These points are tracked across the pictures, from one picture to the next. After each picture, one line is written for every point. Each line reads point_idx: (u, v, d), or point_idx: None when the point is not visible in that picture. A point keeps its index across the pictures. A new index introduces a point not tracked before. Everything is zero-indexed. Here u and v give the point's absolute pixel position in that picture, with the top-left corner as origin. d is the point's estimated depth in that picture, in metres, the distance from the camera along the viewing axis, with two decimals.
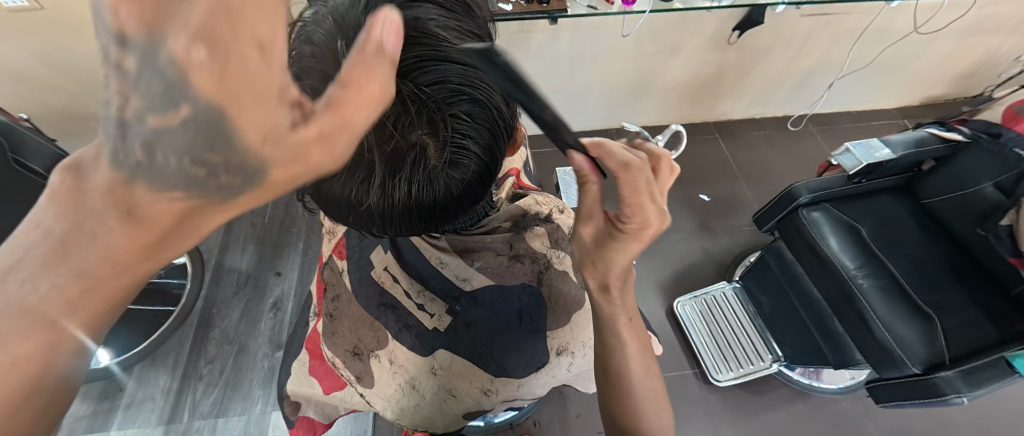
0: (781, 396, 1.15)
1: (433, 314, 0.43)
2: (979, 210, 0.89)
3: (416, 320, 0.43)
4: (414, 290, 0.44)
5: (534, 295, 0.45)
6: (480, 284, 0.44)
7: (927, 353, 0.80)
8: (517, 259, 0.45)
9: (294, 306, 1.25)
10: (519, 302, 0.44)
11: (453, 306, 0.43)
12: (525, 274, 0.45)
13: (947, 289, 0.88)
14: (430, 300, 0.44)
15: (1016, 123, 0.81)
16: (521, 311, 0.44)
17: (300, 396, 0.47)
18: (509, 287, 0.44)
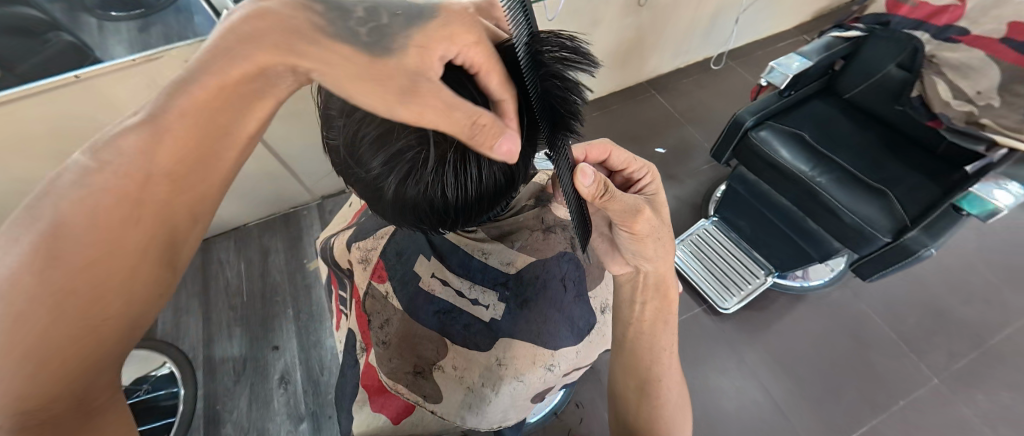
0: (782, 305, 1.24)
1: (489, 305, 0.44)
2: (892, 89, 1.01)
3: (472, 316, 0.44)
4: (466, 286, 0.45)
5: (573, 260, 0.47)
6: (523, 263, 0.46)
7: (892, 223, 0.89)
8: (550, 230, 0.47)
9: (303, 374, 1.20)
10: (560, 270, 0.46)
11: (505, 291, 0.45)
12: (561, 243, 0.47)
13: (889, 164, 0.99)
14: (482, 292, 0.45)
15: (898, 9, 0.97)
16: (564, 279, 0.46)
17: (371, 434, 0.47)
18: (549, 260, 0.46)
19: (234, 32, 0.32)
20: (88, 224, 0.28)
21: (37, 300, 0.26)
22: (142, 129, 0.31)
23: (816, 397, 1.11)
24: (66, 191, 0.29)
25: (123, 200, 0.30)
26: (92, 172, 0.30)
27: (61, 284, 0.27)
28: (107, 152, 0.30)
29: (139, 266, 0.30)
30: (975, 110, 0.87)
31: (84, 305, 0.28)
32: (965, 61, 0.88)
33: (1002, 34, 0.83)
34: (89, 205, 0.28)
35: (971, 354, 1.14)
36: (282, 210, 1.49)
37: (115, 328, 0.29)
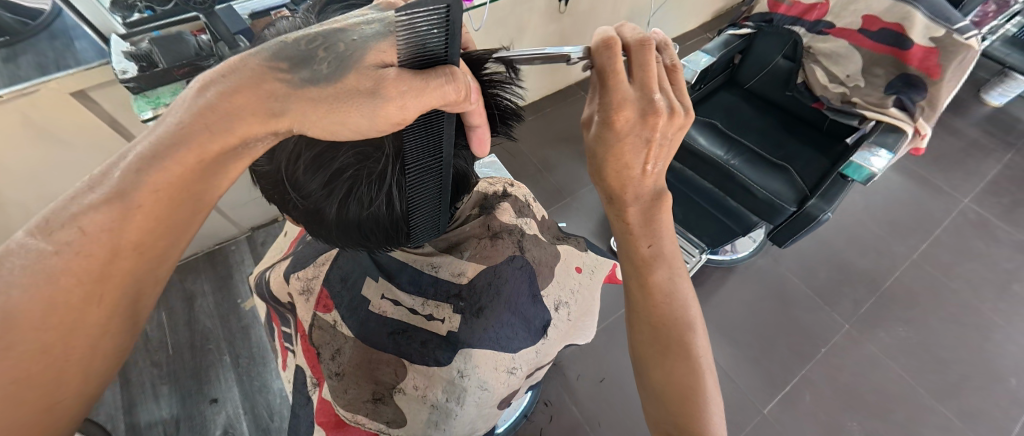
0: (716, 279, 1.37)
1: (444, 318, 0.44)
2: (782, 77, 1.15)
3: (430, 333, 0.43)
4: (419, 303, 0.44)
5: (522, 262, 0.48)
6: (474, 271, 0.46)
7: (795, 194, 1.02)
8: (497, 236, 0.48)
9: (251, 423, 1.11)
10: (512, 274, 0.47)
11: (459, 303, 0.45)
12: (508, 248, 0.48)
13: (787, 142, 1.13)
14: (437, 307, 0.44)
15: (778, 7, 1.10)
16: (516, 281, 0.47)
17: None
18: (499, 265, 0.47)
19: (212, 107, 0.31)
20: (42, 317, 0.27)
21: None
22: (108, 208, 0.29)
23: (754, 358, 1.23)
24: (15, 279, 0.27)
25: (83, 280, 0.29)
26: (47, 257, 0.28)
27: (15, 379, 0.27)
28: (61, 232, 0.29)
29: (97, 348, 0.30)
30: (847, 91, 1.02)
31: (33, 395, 0.28)
32: (834, 49, 1.03)
33: (859, 25, 0.98)
34: (39, 296, 0.27)
35: (871, 298, 1.33)
36: (206, 248, 1.36)
37: (62, 418, 0.29)
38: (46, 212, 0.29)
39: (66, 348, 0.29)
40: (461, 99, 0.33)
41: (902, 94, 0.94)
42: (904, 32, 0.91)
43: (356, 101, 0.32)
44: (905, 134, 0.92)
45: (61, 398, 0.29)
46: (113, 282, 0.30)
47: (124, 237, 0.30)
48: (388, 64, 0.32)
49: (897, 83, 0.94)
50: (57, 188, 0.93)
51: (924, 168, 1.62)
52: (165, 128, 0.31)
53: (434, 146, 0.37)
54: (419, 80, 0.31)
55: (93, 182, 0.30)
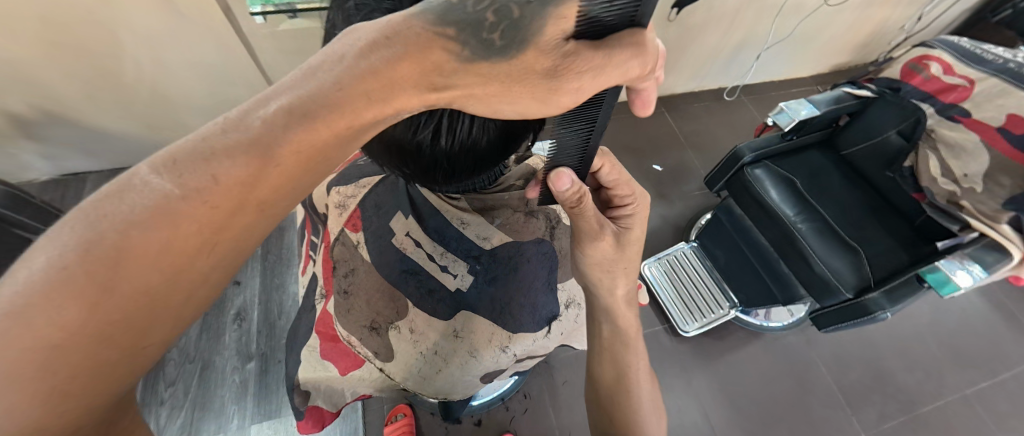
0: (738, 339, 1.30)
1: (456, 275, 0.44)
2: (888, 155, 1.04)
3: (439, 283, 0.44)
4: (437, 252, 0.45)
5: (548, 248, 0.48)
6: (500, 241, 0.46)
7: (858, 280, 0.94)
8: (532, 215, 0.48)
9: (260, 314, 1.19)
10: (536, 256, 0.47)
11: (474, 265, 0.45)
12: (539, 230, 0.48)
13: (869, 225, 1.02)
14: (453, 261, 0.45)
15: (911, 78, 0.98)
16: (537, 264, 0.47)
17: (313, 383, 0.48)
18: (525, 243, 0.47)
19: (371, 70, 0.30)
20: (155, 257, 0.26)
21: (80, 336, 0.24)
22: (248, 159, 0.27)
23: (749, 431, 1.16)
24: (134, 216, 0.25)
25: (202, 228, 0.27)
26: (172, 199, 0.26)
27: (106, 324, 0.25)
28: (191, 176, 0.26)
29: (191, 299, 0.28)
30: (958, 190, 0.89)
31: (122, 338, 0.26)
32: (960, 142, 0.90)
33: (999, 123, 0.85)
34: (156, 239, 0.25)
35: (901, 418, 1.20)
36: None
37: (139, 364, 0.28)
38: (173, 147, 0.27)
39: (165, 298, 0.27)
40: (639, 73, 0.37)
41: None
42: None
43: (546, 73, 0.33)
44: (1010, 256, 0.80)
45: (144, 347, 0.27)
46: (230, 234, 0.29)
47: (254, 194, 0.28)
48: (563, 37, 0.32)
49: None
50: (161, 43, 1.04)
51: (1021, 303, 1.41)
52: (319, 85, 0.29)
53: (576, 118, 0.42)
54: (605, 57, 0.33)
55: (229, 124, 0.28)
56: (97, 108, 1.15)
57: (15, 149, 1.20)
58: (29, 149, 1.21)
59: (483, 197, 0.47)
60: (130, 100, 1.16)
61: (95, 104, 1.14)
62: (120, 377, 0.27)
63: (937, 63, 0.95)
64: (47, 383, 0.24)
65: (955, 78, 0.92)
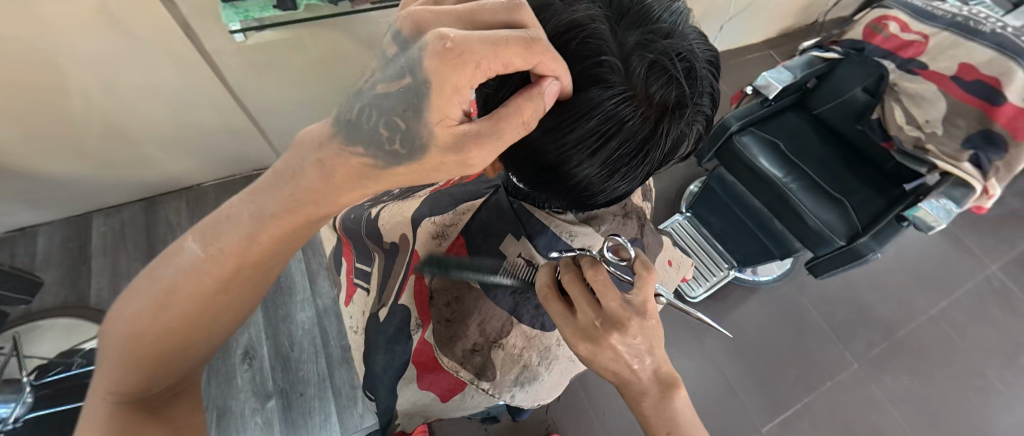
0: (738, 297, 1.39)
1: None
2: (856, 110, 1.13)
3: None
4: (549, 266, 0.43)
5: (640, 246, 0.48)
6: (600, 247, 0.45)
7: (848, 227, 1.03)
8: (626, 217, 0.47)
9: (270, 350, 1.12)
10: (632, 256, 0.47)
11: None
12: (632, 231, 0.48)
13: (847, 176, 1.12)
14: None
15: (873, 38, 1.05)
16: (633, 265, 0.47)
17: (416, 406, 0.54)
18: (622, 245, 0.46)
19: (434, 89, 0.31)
20: (230, 252, 0.36)
21: (189, 293, 0.36)
22: (290, 177, 0.34)
23: (761, 378, 1.26)
24: (236, 209, 0.36)
25: (251, 237, 0.36)
26: (253, 201, 0.35)
27: (206, 289, 0.36)
28: (267, 188, 0.35)
29: (247, 278, 0.38)
30: (922, 136, 0.99)
31: (210, 298, 0.37)
32: (920, 91, 0.98)
33: (953, 72, 0.92)
34: (234, 236, 0.35)
35: (883, 343, 1.35)
36: (245, 173, 1.38)
37: (221, 320, 0.39)
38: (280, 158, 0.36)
39: (236, 278, 0.37)
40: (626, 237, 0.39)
41: (980, 152, 0.91)
42: (1000, 86, 0.85)
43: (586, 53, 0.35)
44: (973, 190, 0.92)
45: (222, 301, 0.38)
46: (271, 242, 0.37)
47: (292, 214, 0.35)
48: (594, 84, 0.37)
49: (977, 139, 0.91)
50: (114, 74, 0.92)
51: (964, 227, 1.60)
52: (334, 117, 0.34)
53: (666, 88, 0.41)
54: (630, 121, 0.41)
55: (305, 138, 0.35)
56: (41, 154, 1.02)
57: None
58: None
59: (590, 210, 0.43)
60: (80, 140, 1.03)
61: (40, 151, 1.01)
62: (209, 330, 0.39)
63: (894, 22, 1.02)
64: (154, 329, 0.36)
65: (910, 35, 0.99)
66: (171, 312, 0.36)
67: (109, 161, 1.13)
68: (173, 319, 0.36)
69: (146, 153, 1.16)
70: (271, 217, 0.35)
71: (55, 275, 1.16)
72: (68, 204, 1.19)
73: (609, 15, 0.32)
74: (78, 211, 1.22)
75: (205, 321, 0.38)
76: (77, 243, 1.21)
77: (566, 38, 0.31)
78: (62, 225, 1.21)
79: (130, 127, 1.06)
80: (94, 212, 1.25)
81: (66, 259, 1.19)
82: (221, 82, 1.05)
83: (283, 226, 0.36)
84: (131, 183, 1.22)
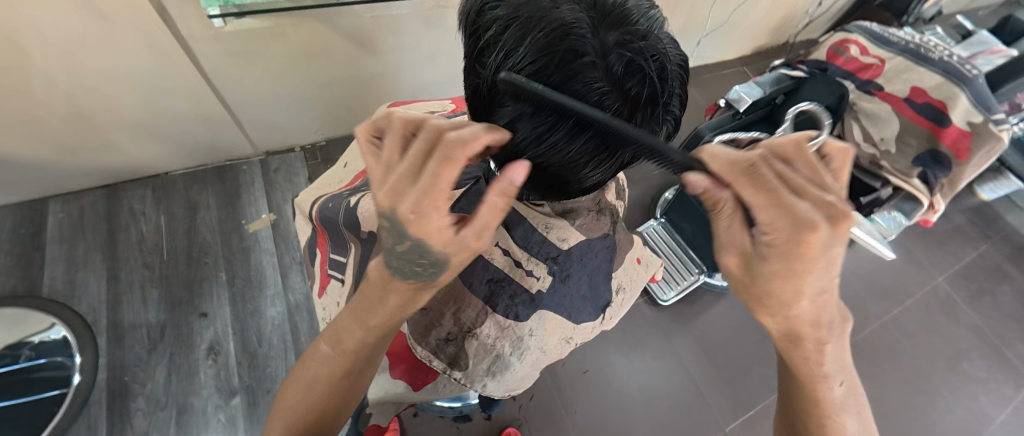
0: (707, 301, 1.44)
1: (539, 278, 0.44)
2: None
3: (521, 288, 0.45)
4: (523, 257, 0.44)
5: (612, 242, 0.49)
6: (574, 241, 0.45)
7: None
8: (601, 212, 0.48)
9: (237, 345, 1.09)
10: (604, 250, 0.48)
11: (553, 266, 0.45)
12: (605, 226, 0.48)
13: None
14: (535, 264, 0.44)
15: (835, 59, 1.11)
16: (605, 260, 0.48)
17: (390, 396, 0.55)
18: (594, 240, 0.47)
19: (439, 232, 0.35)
20: (353, 347, 0.43)
21: (330, 376, 0.44)
22: (386, 291, 0.39)
23: (727, 380, 1.30)
24: (349, 316, 0.43)
25: (365, 335, 0.42)
26: (359, 311, 0.41)
27: (337, 372, 0.44)
28: (365, 297, 0.41)
29: (360, 360, 0.45)
30: (878, 153, 1.06)
31: (342, 377, 0.45)
32: (875, 111, 1.04)
33: (905, 94, 1.00)
34: (351, 335, 0.42)
35: None
36: (217, 163, 1.33)
37: (352, 388, 0.48)
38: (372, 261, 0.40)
39: (354, 362, 0.44)
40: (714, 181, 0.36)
41: (927, 169, 1.01)
42: (946, 110, 0.94)
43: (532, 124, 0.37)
44: (921, 203, 1.01)
45: (352, 374, 0.46)
46: (381, 332, 0.43)
47: (391, 314, 0.41)
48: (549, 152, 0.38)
49: (926, 157, 1.00)
50: (82, 54, 0.88)
51: (915, 240, 1.70)
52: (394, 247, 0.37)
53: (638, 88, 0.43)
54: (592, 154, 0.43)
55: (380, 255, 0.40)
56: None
57: None
58: None
59: (564, 202, 0.42)
60: (40, 122, 0.98)
61: None
62: (345, 396, 0.48)
63: (855, 45, 1.08)
64: (307, 402, 0.45)
65: (869, 58, 1.06)
66: (318, 390, 0.45)
67: (70, 145, 1.08)
68: (320, 394, 0.45)
69: (112, 139, 1.11)
70: (371, 320, 0.41)
71: (4, 263, 1.10)
72: (21, 189, 1.13)
73: (594, 14, 0.33)
74: (33, 196, 1.16)
75: (340, 391, 0.46)
76: (30, 229, 1.14)
77: (550, 32, 0.31)
78: (15, 211, 1.15)
79: (96, 111, 1.01)
80: (50, 198, 1.19)
81: (17, 246, 1.12)
82: (196, 68, 1.01)
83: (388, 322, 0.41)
84: (93, 169, 1.17)
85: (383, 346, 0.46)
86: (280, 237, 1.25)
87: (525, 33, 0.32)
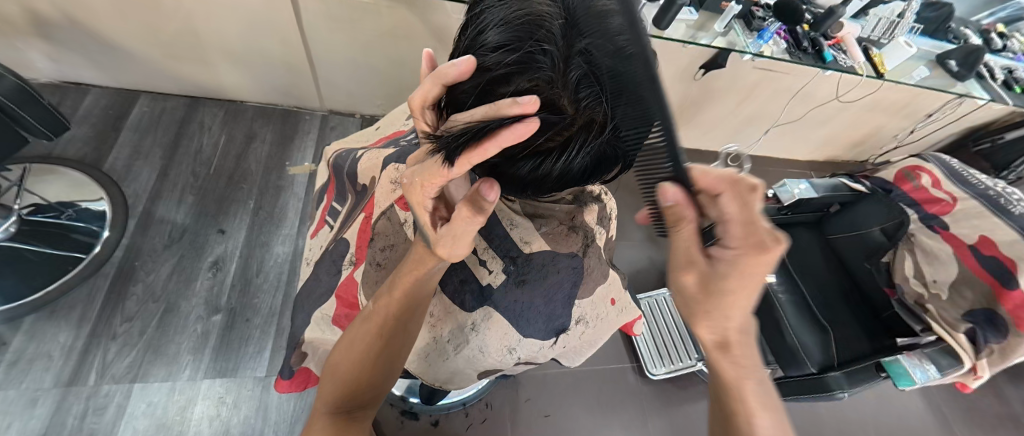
0: (699, 391, 1.34)
1: (491, 271, 0.49)
2: (866, 248, 1.12)
3: (474, 275, 0.50)
4: (480, 247, 0.50)
5: (578, 263, 0.52)
6: (537, 248, 0.50)
7: (823, 358, 0.99)
8: (574, 230, 0.51)
9: (238, 268, 1.15)
10: (566, 268, 0.51)
11: (509, 265, 0.49)
12: (574, 245, 0.51)
13: (839, 309, 1.09)
14: (490, 257, 0.50)
15: (904, 183, 1.04)
16: (564, 275, 0.51)
17: (314, 344, 0.53)
18: (560, 255, 0.51)
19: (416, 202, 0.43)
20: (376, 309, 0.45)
21: (360, 338, 0.44)
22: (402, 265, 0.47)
23: None
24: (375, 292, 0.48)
25: (394, 290, 0.45)
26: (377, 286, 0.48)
27: (365, 334, 0.45)
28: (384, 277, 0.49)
29: (387, 322, 0.45)
30: (925, 293, 0.96)
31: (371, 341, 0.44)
32: (936, 250, 0.95)
33: (971, 242, 0.88)
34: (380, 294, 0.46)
35: None
36: (286, 106, 1.46)
37: (381, 364, 0.46)
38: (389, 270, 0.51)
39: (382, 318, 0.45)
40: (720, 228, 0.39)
41: (980, 328, 0.85)
42: (1015, 270, 0.79)
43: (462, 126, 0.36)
44: (959, 364, 0.86)
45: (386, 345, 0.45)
46: (401, 291, 0.45)
47: (403, 280, 0.46)
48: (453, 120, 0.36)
49: (981, 315, 0.84)
50: None
51: (956, 413, 1.49)
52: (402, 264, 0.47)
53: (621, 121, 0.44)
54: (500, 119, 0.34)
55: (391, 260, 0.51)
56: (120, 25, 1.12)
57: (18, 45, 1.14)
58: (34, 48, 1.16)
59: (535, 205, 0.49)
60: (158, 26, 1.13)
61: (119, 22, 1.11)
62: (371, 376, 0.45)
63: (928, 175, 1.00)
64: (340, 369, 0.44)
65: (941, 192, 0.96)
66: (343, 353, 0.45)
67: (174, 53, 1.22)
68: (351, 359, 0.44)
69: (208, 58, 1.24)
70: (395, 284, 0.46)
71: (85, 133, 1.25)
72: (124, 78, 1.29)
73: (565, 13, 0.36)
74: (131, 86, 1.32)
75: (368, 362, 0.44)
76: (117, 113, 1.29)
77: (519, 23, 0.36)
78: (112, 93, 1.31)
79: (205, 30, 1.15)
80: (143, 93, 1.35)
81: (101, 122, 1.27)
82: (294, 18, 1.13)
83: (408, 279, 0.45)
84: (185, 79, 1.31)
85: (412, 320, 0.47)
86: (311, 186, 1.33)
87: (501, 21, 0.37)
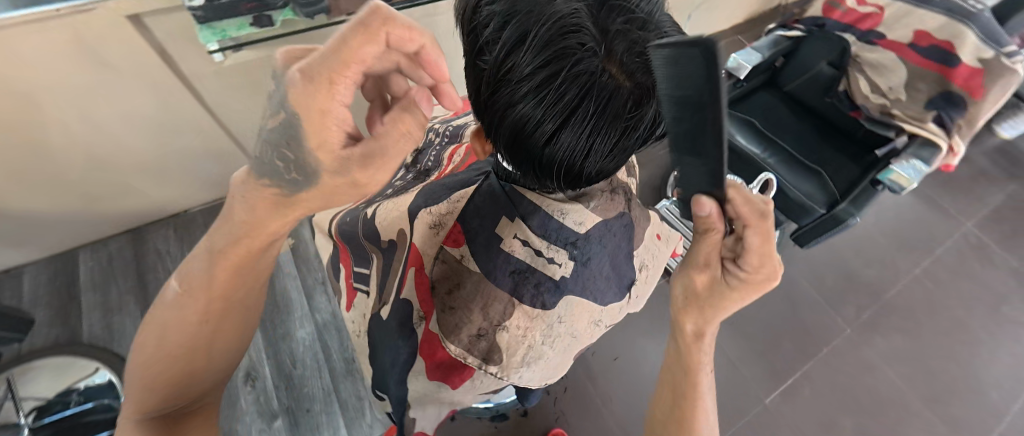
0: None
1: (561, 264, 0.47)
2: (823, 84, 1.16)
3: (544, 274, 0.47)
4: (544, 246, 0.47)
5: (629, 220, 0.52)
6: (591, 223, 0.48)
7: (826, 197, 1.08)
8: (614, 192, 0.50)
9: (272, 369, 1.11)
10: (622, 229, 0.52)
11: (574, 251, 0.48)
12: (620, 205, 0.51)
13: (821, 148, 1.18)
14: (556, 251, 0.47)
15: (832, 13, 1.07)
16: (623, 237, 0.52)
17: (425, 398, 0.58)
18: (611, 220, 0.50)
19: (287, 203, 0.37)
20: (206, 292, 0.43)
21: (202, 325, 0.44)
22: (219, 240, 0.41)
23: (759, 351, 1.30)
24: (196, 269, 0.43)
25: (224, 267, 0.42)
26: (196, 270, 0.42)
27: (201, 318, 0.44)
28: (197, 263, 0.42)
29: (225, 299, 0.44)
30: (887, 102, 1.03)
31: (210, 320, 0.44)
32: (880, 61, 1.01)
33: (909, 39, 0.94)
34: (203, 279, 0.42)
35: (873, 306, 1.39)
36: (231, 195, 1.37)
37: (225, 337, 0.47)
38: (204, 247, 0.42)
39: (220, 300, 0.44)
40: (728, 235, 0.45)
41: (942, 111, 0.94)
42: (954, 49, 0.88)
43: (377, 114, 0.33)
44: (940, 148, 0.95)
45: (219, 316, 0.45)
46: (235, 269, 0.42)
47: (228, 257, 0.41)
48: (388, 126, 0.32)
49: (937, 100, 0.94)
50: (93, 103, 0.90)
51: (936, 189, 1.64)
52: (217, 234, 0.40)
53: None
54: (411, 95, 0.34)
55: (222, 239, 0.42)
56: (21, 195, 1.00)
57: None
58: None
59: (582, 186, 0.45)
60: (62, 177, 1.02)
61: (20, 192, 1.00)
62: (208, 348, 0.46)
63: None
64: (173, 357, 0.44)
65: (867, 7, 1.01)
66: (163, 336, 0.44)
67: (92, 195, 1.12)
68: (179, 340, 0.44)
69: (130, 183, 1.14)
70: (224, 265, 0.42)
71: (45, 315, 1.14)
72: (52, 243, 1.18)
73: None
74: (64, 248, 1.20)
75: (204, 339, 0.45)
76: (66, 280, 1.19)
77: (552, 28, 0.32)
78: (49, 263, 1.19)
79: (113, 158, 1.05)
80: (81, 249, 1.23)
81: (54, 297, 1.16)
82: (201, 105, 1.04)
83: (234, 253, 0.41)
84: (116, 215, 1.21)
85: (252, 283, 0.46)
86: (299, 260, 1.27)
87: (527, 28, 0.33)
